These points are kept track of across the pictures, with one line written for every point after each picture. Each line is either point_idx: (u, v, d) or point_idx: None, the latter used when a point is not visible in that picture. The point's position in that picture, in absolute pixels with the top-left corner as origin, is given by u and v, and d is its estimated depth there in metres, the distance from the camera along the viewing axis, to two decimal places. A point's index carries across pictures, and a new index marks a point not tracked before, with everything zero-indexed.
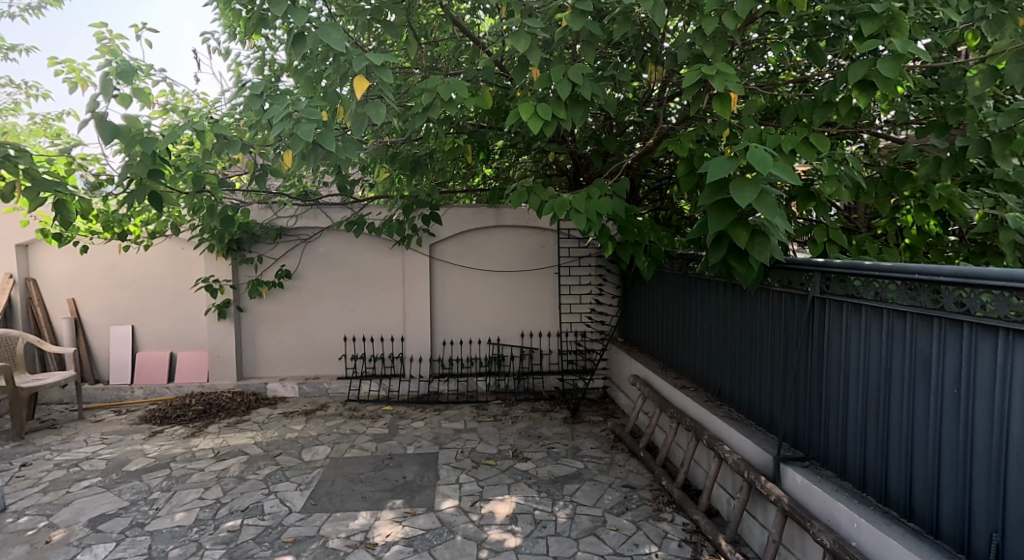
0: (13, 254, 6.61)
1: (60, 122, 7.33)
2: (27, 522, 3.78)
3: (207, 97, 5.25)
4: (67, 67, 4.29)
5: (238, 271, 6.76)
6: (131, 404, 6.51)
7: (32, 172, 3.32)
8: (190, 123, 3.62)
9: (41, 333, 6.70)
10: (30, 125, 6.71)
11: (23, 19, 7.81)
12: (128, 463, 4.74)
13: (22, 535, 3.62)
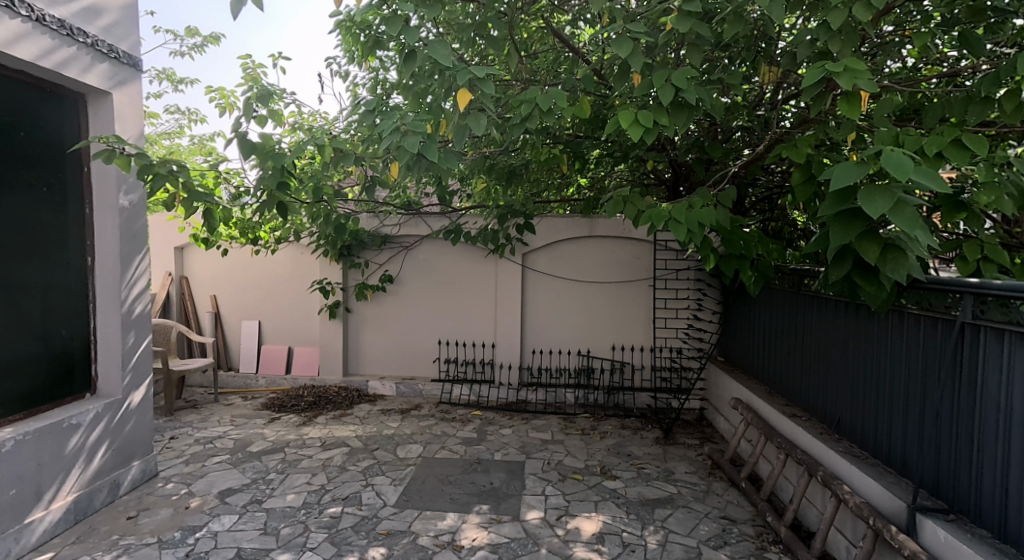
0: (171, 255, 7.52)
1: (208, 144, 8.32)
2: (173, 488, 4.22)
3: (327, 116, 5.68)
4: (218, 94, 4.83)
5: (347, 275, 7.23)
6: (256, 392, 7.16)
7: (186, 184, 3.72)
8: (312, 140, 3.92)
9: (189, 324, 7.56)
10: (190, 147, 7.71)
11: (187, 55, 9.01)
12: (251, 445, 5.20)
13: (168, 499, 4.05)
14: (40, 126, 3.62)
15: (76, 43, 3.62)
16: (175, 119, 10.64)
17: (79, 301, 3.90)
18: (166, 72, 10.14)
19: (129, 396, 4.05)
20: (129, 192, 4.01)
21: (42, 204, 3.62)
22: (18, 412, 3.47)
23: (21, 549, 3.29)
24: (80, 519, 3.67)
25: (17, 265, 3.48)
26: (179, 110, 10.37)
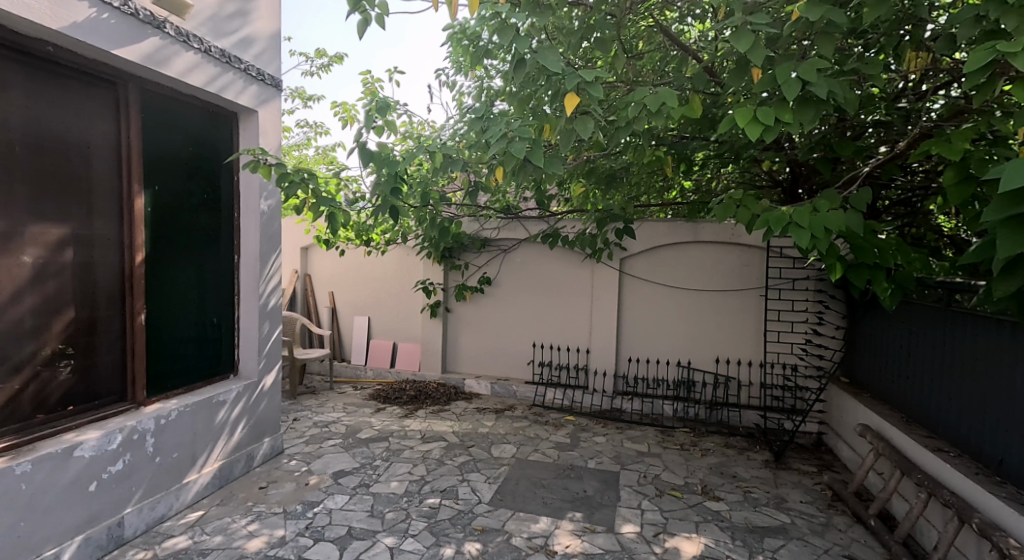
0: (297, 255, 8.29)
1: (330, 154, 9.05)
2: (296, 465, 4.60)
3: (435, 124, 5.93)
4: (342, 108, 5.24)
5: (448, 276, 7.49)
6: (364, 382, 7.64)
7: (315, 192, 4.07)
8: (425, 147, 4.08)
9: (310, 318, 8.24)
10: (314, 156, 8.48)
11: (316, 74, 9.89)
12: (360, 431, 5.55)
13: (291, 475, 4.41)
14: (203, 141, 4.08)
15: (234, 69, 4.06)
16: (304, 132, 11.69)
17: (227, 294, 4.34)
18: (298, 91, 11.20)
19: (263, 379, 4.47)
20: (268, 197, 4.43)
21: (201, 207, 4.08)
22: (180, 386, 3.92)
23: (179, 507, 3.70)
24: (223, 485, 4.09)
25: (182, 259, 3.95)
26: (306, 125, 11.36)
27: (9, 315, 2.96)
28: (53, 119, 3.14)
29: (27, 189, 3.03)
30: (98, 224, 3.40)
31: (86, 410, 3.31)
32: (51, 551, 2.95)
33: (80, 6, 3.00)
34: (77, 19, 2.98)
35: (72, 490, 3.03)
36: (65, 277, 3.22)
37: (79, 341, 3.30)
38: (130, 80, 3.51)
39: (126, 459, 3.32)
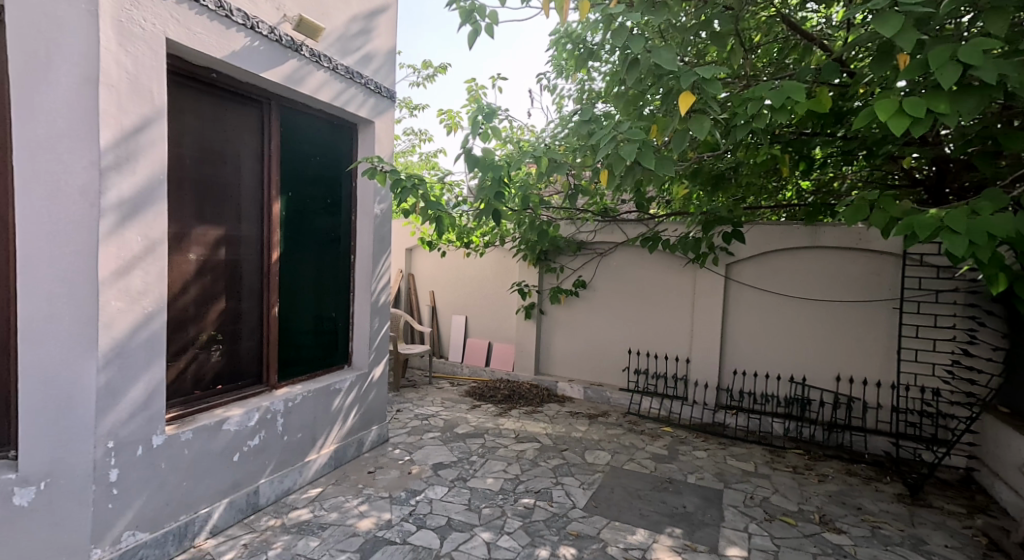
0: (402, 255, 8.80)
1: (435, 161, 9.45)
2: (399, 454, 4.84)
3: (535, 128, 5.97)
4: (447, 116, 5.45)
5: (543, 279, 7.52)
6: (460, 379, 7.89)
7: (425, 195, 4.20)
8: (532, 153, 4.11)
9: (412, 315, 8.69)
10: (419, 163, 8.97)
11: (422, 84, 10.39)
12: (457, 426, 5.72)
13: (395, 462, 4.64)
14: (328, 151, 4.41)
15: (356, 84, 4.36)
16: (410, 139, 12.34)
17: (344, 291, 4.66)
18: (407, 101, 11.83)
19: (373, 370, 4.76)
20: (381, 201, 4.72)
21: (325, 211, 4.42)
22: (304, 373, 4.26)
23: (301, 483, 4.02)
24: (338, 466, 4.40)
25: (309, 258, 4.29)
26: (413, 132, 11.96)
27: (178, 303, 3.35)
28: (213, 136, 3.49)
29: (192, 196, 3.40)
30: (245, 226, 3.76)
31: (231, 389, 3.68)
32: (205, 510, 3.28)
33: (237, 36, 3.33)
34: (234, 49, 3.31)
35: (221, 458, 3.37)
36: (220, 271, 3.61)
37: (228, 329, 3.68)
38: (272, 98, 3.83)
39: (261, 435, 3.65)
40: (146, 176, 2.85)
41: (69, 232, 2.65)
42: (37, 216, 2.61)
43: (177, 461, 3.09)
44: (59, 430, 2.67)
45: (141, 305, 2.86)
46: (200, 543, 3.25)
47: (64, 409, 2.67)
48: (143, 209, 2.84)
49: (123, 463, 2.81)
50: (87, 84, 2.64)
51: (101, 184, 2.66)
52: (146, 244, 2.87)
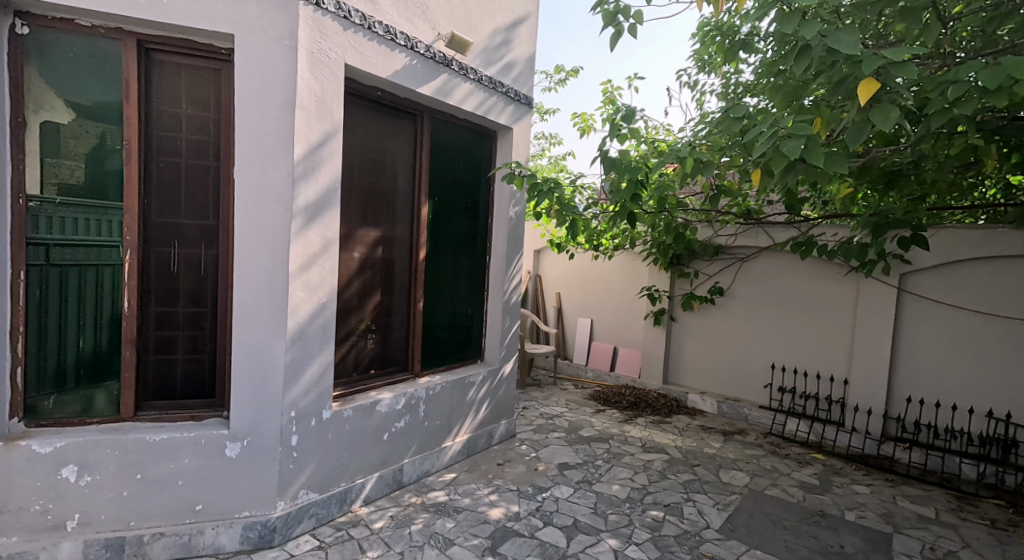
0: (530, 257, 9.15)
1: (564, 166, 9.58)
2: (525, 450, 4.97)
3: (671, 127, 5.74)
4: (580, 119, 5.49)
5: (675, 284, 7.22)
6: (585, 382, 7.90)
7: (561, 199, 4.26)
8: (676, 152, 3.94)
9: (539, 315, 8.94)
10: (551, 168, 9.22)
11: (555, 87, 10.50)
12: (581, 429, 5.72)
13: (522, 458, 4.77)
14: (471, 157, 4.67)
15: (498, 93, 4.58)
16: (541, 143, 12.57)
17: (479, 290, 4.91)
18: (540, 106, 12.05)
19: (502, 366, 4.95)
20: (516, 204, 4.90)
21: (466, 214, 4.69)
22: (442, 365, 4.56)
23: (438, 466, 4.32)
24: (469, 455, 4.65)
25: (451, 258, 4.59)
26: (544, 137, 12.23)
27: (344, 294, 3.76)
28: (376, 147, 3.87)
29: (357, 202, 3.80)
30: (398, 228, 4.12)
31: (382, 374, 4.06)
32: (361, 481, 3.67)
33: (400, 57, 3.66)
34: (397, 69, 3.65)
35: (374, 436, 3.74)
36: (377, 268, 3.99)
37: (381, 320, 4.05)
38: (426, 112, 4.14)
39: (406, 419, 3.98)
40: (326, 184, 3.27)
41: (270, 231, 3.06)
42: (247, 215, 3.02)
43: (339, 435, 3.49)
44: (256, 399, 3.09)
45: (318, 295, 3.28)
46: (355, 510, 3.64)
47: (259, 382, 3.10)
48: (322, 212, 3.27)
49: (301, 431, 3.24)
50: (288, 107, 3.04)
51: (293, 192, 3.09)
52: (323, 243, 3.29)
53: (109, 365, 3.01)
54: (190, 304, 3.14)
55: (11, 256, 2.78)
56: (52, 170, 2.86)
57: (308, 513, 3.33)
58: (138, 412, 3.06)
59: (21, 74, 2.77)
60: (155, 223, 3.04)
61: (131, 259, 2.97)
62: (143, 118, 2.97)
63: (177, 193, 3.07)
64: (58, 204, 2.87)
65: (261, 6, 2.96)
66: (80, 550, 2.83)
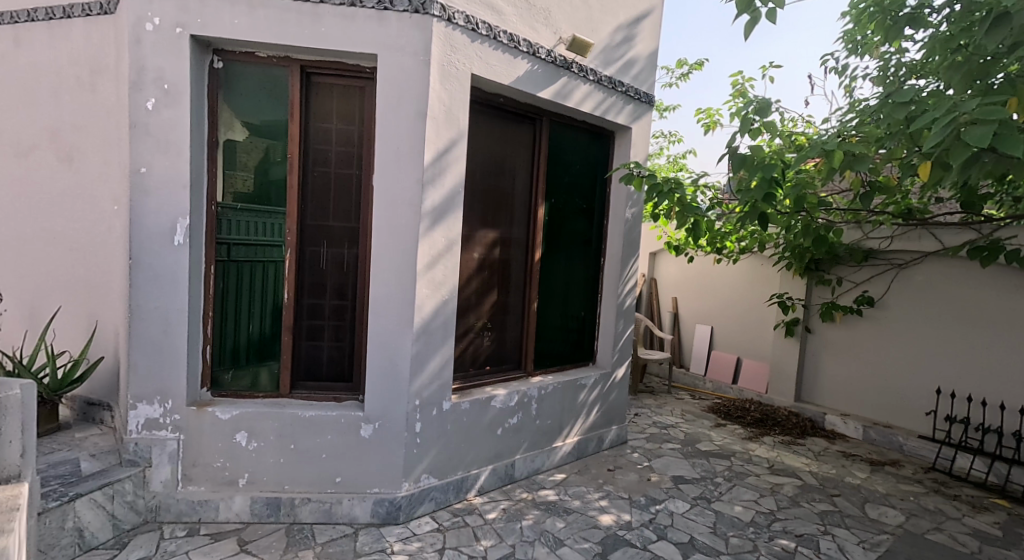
0: (646, 259, 8.95)
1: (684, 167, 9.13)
2: (638, 458, 4.85)
3: (812, 120, 5.25)
4: (705, 114, 5.22)
5: (812, 292, 6.58)
6: (703, 393, 7.54)
7: (683, 200, 4.02)
8: (822, 145, 3.58)
9: (653, 319, 8.68)
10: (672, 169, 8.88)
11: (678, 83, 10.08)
12: (699, 442, 5.44)
13: (634, 466, 4.66)
14: (588, 160, 4.67)
15: (618, 93, 4.52)
16: (660, 141, 12.15)
17: (592, 292, 4.89)
18: (662, 104, 11.65)
19: (615, 371, 4.88)
20: (632, 205, 4.80)
21: (581, 216, 4.70)
22: (554, 365, 4.62)
23: (548, 465, 4.38)
24: (579, 457, 4.65)
25: (565, 259, 4.63)
26: (664, 136, 11.78)
27: (464, 292, 3.94)
28: (497, 152, 4.02)
29: (478, 205, 3.96)
30: (515, 230, 4.24)
31: (496, 371, 4.20)
32: (475, 471, 3.83)
33: (522, 63, 3.77)
34: (519, 74, 3.76)
35: (488, 429, 3.88)
36: (495, 268, 4.13)
37: (497, 319, 4.20)
38: (545, 115, 4.22)
39: (519, 416, 4.08)
40: (451, 188, 3.47)
41: (402, 232, 3.31)
42: (383, 218, 3.29)
43: (457, 426, 3.67)
44: (386, 386, 3.35)
45: (441, 292, 3.49)
46: (470, 498, 3.81)
47: (389, 371, 3.36)
48: (446, 215, 3.46)
49: (424, 419, 3.46)
50: (420, 118, 3.26)
51: (422, 196, 3.31)
52: (447, 243, 3.48)
53: (271, 349, 3.46)
54: (334, 297, 3.50)
55: (206, 253, 3.26)
56: (230, 181, 3.32)
57: (428, 496, 3.55)
58: (293, 390, 3.47)
59: (217, 106, 3.25)
60: (309, 225, 3.43)
61: (291, 256, 3.38)
62: (302, 134, 3.36)
63: (327, 199, 3.43)
64: (236, 209, 3.35)
65: (400, 26, 3.20)
66: (246, 506, 3.27)
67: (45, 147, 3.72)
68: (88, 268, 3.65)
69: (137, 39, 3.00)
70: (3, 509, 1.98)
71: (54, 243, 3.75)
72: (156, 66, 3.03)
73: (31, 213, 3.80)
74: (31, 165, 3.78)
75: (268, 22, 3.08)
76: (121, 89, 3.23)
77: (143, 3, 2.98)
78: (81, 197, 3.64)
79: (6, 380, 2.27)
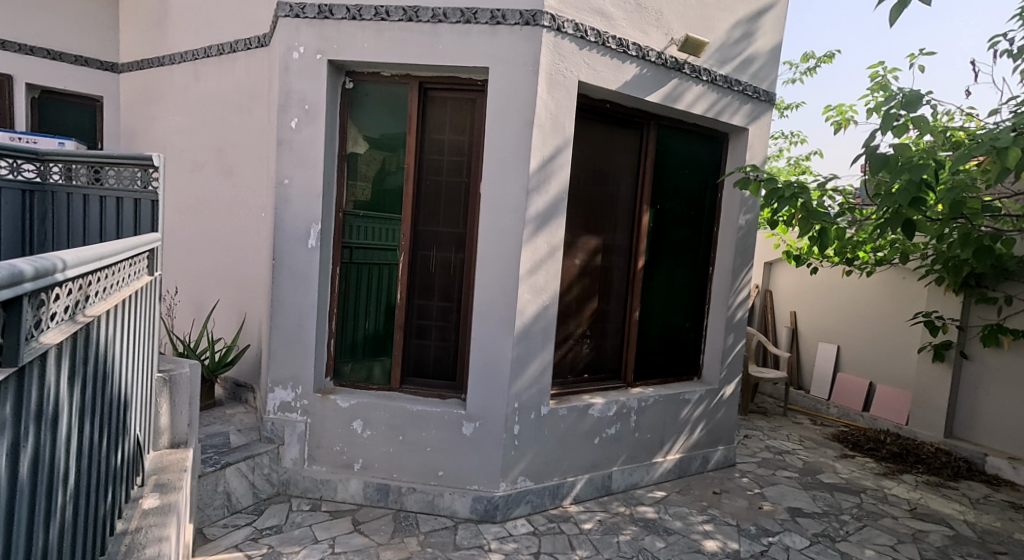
0: (759, 269, 8.23)
1: (810, 171, 8.32)
2: (747, 484, 4.50)
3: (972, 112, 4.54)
4: (836, 112, 4.73)
5: (970, 311, 5.69)
6: (826, 419, 6.80)
7: (807, 206, 3.65)
8: (988, 141, 3.08)
9: (766, 335, 8.01)
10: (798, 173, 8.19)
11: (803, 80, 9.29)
12: (821, 473, 4.91)
13: (744, 492, 4.33)
14: (698, 164, 4.48)
15: (733, 92, 4.29)
16: (781, 144, 11.27)
17: (698, 302, 4.66)
18: (784, 104, 10.81)
19: (723, 387, 4.61)
20: (747, 212, 4.51)
21: (687, 223, 4.51)
22: (656, 378, 4.45)
23: (648, 481, 4.23)
24: (681, 475, 4.45)
25: (670, 267, 4.46)
26: (785, 136, 10.83)
27: (564, 298, 3.94)
28: (601, 157, 3.99)
29: (582, 211, 3.94)
30: (618, 236, 4.17)
31: (595, 380, 4.14)
32: (572, 479, 3.81)
33: (630, 67, 3.71)
34: (627, 79, 3.70)
35: (586, 438, 3.84)
36: (597, 275, 4.08)
37: (597, 327, 4.14)
38: (653, 119, 4.12)
39: (618, 426, 3.99)
40: (555, 195, 3.50)
41: (505, 238, 3.41)
42: (489, 224, 3.42)
43: (554, 432, 3.68)
44: (486, 387, 3.46)
45: (542, 298, 3.53)
46: (566, 506, 3.80)
47: (489, 373, 3.46)
48: (550, 221, 3.49)
49: (522, 422, 3.51)
50: (527, 127, 3.34)
51: (526, 203, 3.37)
52: (549, 249, 3.52)
53: (384, 344, 3.73)
54: (441, 299, 3.69)
55: (333, 256, 3.59)
56: (352, 191, 3.63)
57: (524, 499, 3.59)
58: (403, 385, 3.71)
59: (346, 123, 3.58)
60: (421, 230, 3.67)
61: (404, 260, 3.63)
62: (418, 146, 3.59)
63: (437, 206, 3.64)
64: (358, 216, 3.64)
65: (511, 38, 3.30)
66: (360, 489, 3.55)
67: (211, 164, 4.38)
68: (238, 267, 4.23)
69: (287, 67, 3.42)
70: (174, 468, 2.35)
71: (216, 246, 4.38)
72: (300, 90, 3.42)
73: (201, 219, 4.47)
74: (200, 178, 4.46)
75: (393, 43, 3.35)
76: (271, 111, 3.70)
77: (291, 35, 3.39)
78: (235, 206, 4.22)
79: (181, 360, 2.70)
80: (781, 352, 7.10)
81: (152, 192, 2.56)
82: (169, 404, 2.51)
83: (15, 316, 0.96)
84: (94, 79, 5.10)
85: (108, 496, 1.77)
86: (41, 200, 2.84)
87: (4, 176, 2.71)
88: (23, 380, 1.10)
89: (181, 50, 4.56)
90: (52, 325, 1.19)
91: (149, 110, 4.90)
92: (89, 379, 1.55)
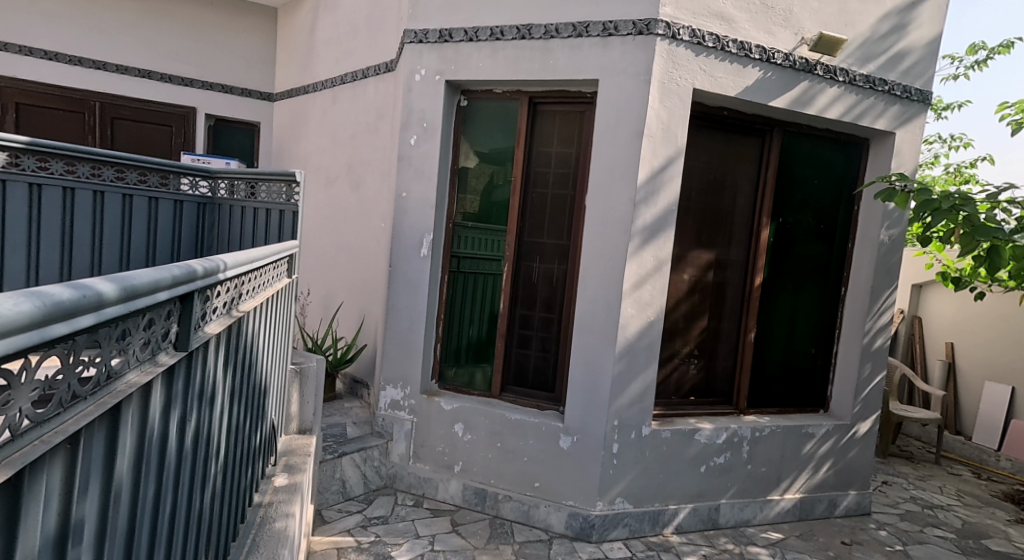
0: (907, 292, 7.23)
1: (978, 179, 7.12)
2: (887, 537, 3.91)
3: None
4: (1016, 109, 4.00)
5: None
6: (994, 474, 5.69)
7: (972, 220, 3.09)
8: None
9: (914, 368, 6.94)
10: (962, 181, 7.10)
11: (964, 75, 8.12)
12: (986, 538, 4.10)
13: (881, 546, 3.76)
14: (832, 173, 4.07)
15: (878, 93, 3.83)
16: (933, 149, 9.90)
17: (827, 326, 4.18)
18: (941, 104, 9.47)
19: (857, 424, 4.08)
20: (891, 226, 3.98)
21: (816, 238, 4.09)
22: (774, 407, 4.06)
23: (761, 520, 3.86)
24: (803, 518, 4.00)
25: (795, 286, 4.07)
26: (942, 138, 9.36)
27: (671, 315, 3.76)
28: (716, 168, 3.76)
29: (694, 225, 3.74)
30: (734, 251, 3.90)
31: (703, 403, 3.88)
32: (674, 506, 3.59)
33: (753, 71, 3.47)
34: (748, 84, 3.47)
35: (690, 465, 3.60)
36: (708, 292, 3.84)
37: (706, 347, 3.89)
38: (778, 126, 3.81)
39: (727, 456, 3.69)
40: (665, 207, 3.37)
41: (610, 251, 3.34)
42: (593, 236, 3.38)
43: (656, 454, 3.50)
44: (586, 402, 3.39)
45: (648, 313, 3.40)
46: (667, 534, 3.59)
47: (589, 388, 3.39)
48: (659, 234, 3.37)
49: (622, 441, 3.39)
50: (637, 137, 3.26)
51: (634, 215, 3.28)
52: (656, 263, 3.39)
53: (486, 352, 3.83)
54: (543, 310, 3.71)
55: (442, 265, 3.77)
56: (462, 203, 3.80)
57: (622, 521, 3.45)
58: (503, 392, 3.78)
59: (459, 139, 3.76)
60: (526, 241, 3.73)
61: (508, 270, 3.71)
62: (526, 159, 3.67)
63: (543, 218, 3.68)
64: (467, 227, 3.80)
65: (624, 48, 3.26)
66: (459, 491, 3.65)
67: (342, 179, 4.86)
68: (359, 272, 4.63)
69: (409, 89, 3.69)
70: (300, 451, 2.62)
71: (343, 253, 4.83)
72: (420, 109, 3.67)
73: (331, 228, 4.97)
74: (333, 191, 4.97)
75: (506, 61, 3.48)
76: (394, 129, 4.01)
77: (415, 59, 3.66)
78: (359, 217, 4.64)
79: (308, 354, 3.00)
80: (934, 390, 6.11)
81: (294, 204, 2.92)
82: (299, 394, 2.80)
83: (188, 308, 1.13)
84: (255, 108, 5.93)
85: (249, 471, 2.02)
86: (211, 211, 3.38)
87: (186, 192, 3.27)
88: (191, 362, 1.28)
89: (323, 79, 5.14)
90: (213, 318, 1.38)
91: (296, 132, 5.56)
92: (238, 367, 1.77)
